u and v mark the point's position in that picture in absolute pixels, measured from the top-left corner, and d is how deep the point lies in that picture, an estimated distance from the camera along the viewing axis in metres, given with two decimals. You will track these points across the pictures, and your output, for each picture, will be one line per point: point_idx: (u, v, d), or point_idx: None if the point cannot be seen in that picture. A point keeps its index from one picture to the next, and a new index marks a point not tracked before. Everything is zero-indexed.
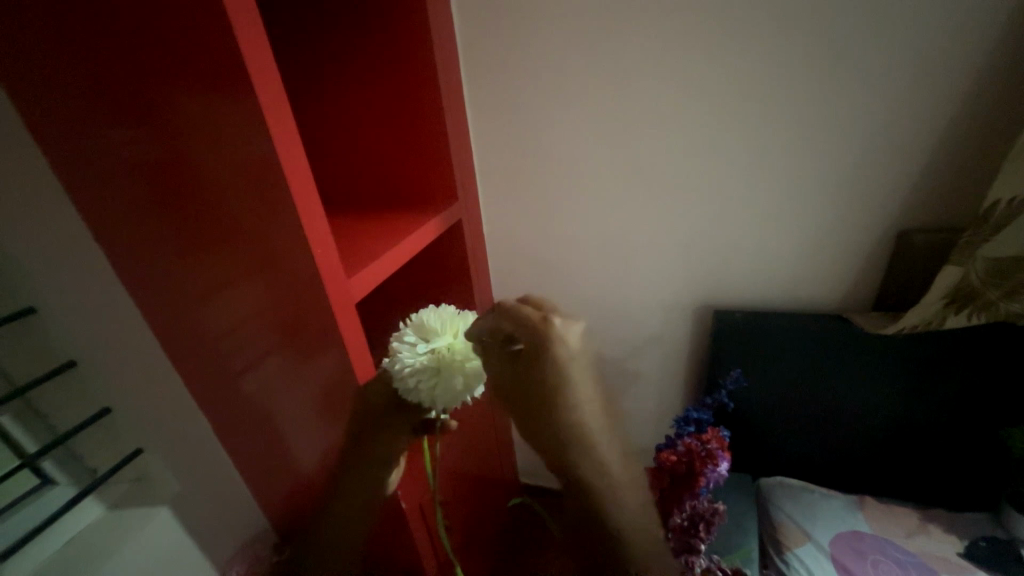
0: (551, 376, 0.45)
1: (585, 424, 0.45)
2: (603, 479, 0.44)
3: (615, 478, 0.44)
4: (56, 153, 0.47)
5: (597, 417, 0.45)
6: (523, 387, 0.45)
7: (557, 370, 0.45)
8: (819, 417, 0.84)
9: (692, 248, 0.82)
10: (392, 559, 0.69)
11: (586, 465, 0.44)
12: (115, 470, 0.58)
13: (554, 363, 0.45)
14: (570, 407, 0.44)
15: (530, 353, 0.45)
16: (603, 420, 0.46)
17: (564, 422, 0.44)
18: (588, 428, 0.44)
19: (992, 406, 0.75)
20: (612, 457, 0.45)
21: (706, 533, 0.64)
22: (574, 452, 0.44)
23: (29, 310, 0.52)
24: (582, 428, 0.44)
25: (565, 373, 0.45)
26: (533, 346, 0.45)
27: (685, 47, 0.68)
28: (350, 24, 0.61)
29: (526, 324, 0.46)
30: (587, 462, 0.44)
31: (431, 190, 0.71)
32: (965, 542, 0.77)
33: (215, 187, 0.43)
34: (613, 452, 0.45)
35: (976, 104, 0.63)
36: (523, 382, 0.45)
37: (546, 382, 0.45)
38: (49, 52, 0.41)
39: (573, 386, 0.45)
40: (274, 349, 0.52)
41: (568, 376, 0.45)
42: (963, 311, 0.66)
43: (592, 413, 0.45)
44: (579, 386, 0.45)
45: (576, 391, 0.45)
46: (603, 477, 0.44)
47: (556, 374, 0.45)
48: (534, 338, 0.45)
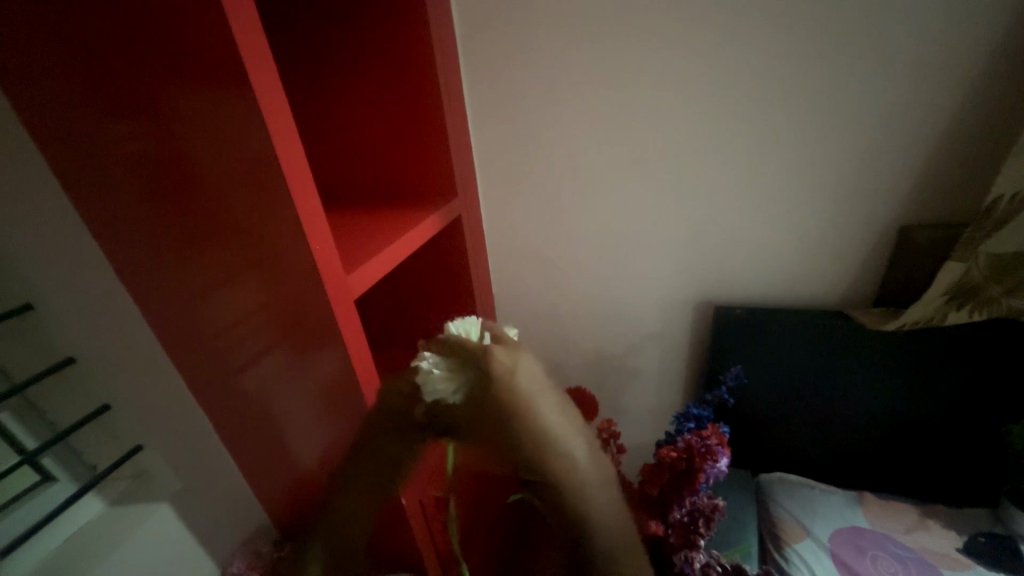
0: (501, 395, 0.40)
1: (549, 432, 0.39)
2: (578, 482, 0.39)
3: (591, 482, 0.39)
4: (52, 150, 0.47)
5: (561, 423, 0.41)
6: (478, 414, 0.41)
7: (505, 388, 0.40)
8: (819, 413, 0.84)
9: (691, 244, 0.82)
10: (391, 552, 0.70)
11: (558, 472, 0.39)
12: (114, 467, 0.58)
13: (501, 383, 0.41)
14: (532, 430, 0.39)
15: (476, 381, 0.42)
16: (572, 429, 0.41)
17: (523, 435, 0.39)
18: (554, 434, 0.39)
19: (991, 402, 0.76)
20: (582, 460, 0.40)
21: (705, 529, 0.65)
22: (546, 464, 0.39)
23: (26, 307, 0.51)
24: (546, 439, 0.39)
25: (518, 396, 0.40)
26: (478, 372, 0.43)
27: (686, 41, 0.67)
28: (348, 20, 0.61)
29: (470, 353, 0.44)
30: (558, 468, 0.39)
31: (431, 186, 0.70)
32: (965, 538, 0.77)
33: (213, 182, 0.43)
34: (586, 460, 0.40)
35: (977, 101, 0.63)
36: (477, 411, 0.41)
37: (497, 402, 0.40)
38: (43, 47, 0.40)
39: (528, 398, 0.40)
40: (273, 346, 0.52)
41: (520, 388, 0.41)
42: (963, 308, 0.67)
43: (558, 429, 0.40)
44: (538, 406, 0.40)
45: (531, 403, 0.40)
46: (578, 482, 0.39)
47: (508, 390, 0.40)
48: (479, 363, 0.43)
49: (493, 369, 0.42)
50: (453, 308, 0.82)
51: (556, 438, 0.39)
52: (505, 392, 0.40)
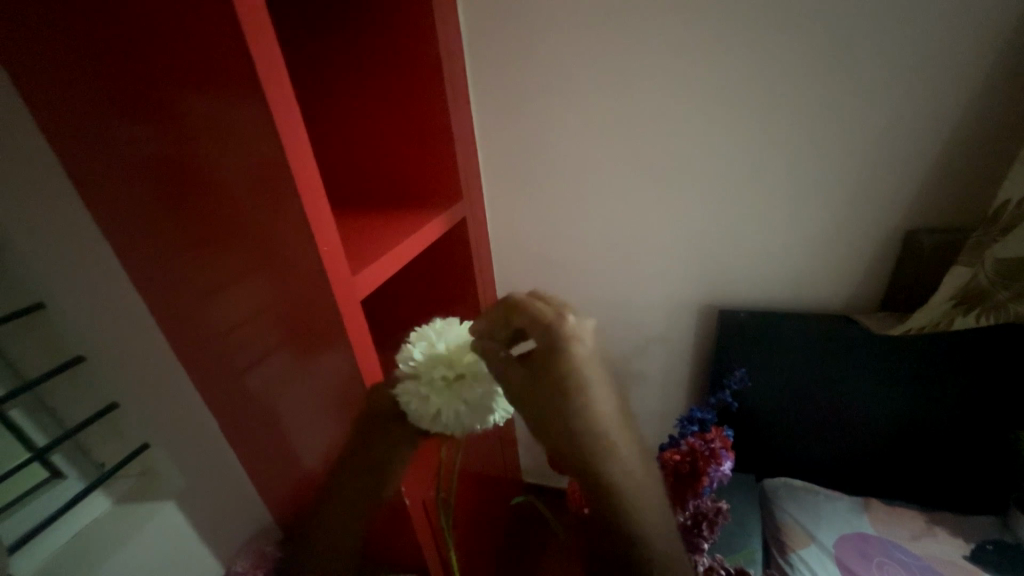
0: (564, 378, 0.41)
1: (602, 421, 0.42)
2: (626, 473, 0.41)
3: (638, 481, 0.42)
4: (66, 151, 0.47)
5: (616, 415, 0.43)
6: (535, 389, 0.41)
7: (574, 369, 0.41)
8: (825, 418, 0.84)
9: (696, 248, 0.82)
10: (392, 554, 0.70)
11: (606, 467, 0.41)
12: (121, 464, 0.59)
13: (571, 358, 0.41)
14: (590, 422, 0.41)
15: (545, 350, 0.42)
16: (623, 425, 0.43)
17: (584, 427, 0.41)
18: (606, 428, 0.42)
19: (999, 408, 0.75)
20: (630, 452, 0.43)
21: (708, 532, 0.63)
22: (596, 457, 0.41)
23: (36, 305, 0.52)
24: (600, 434, 0.41)
25: (581, 383, 0.41)
26: (548, 340, 0.42)
27: (690, 45, 0.68)
28: (356, 26, 0.62)
29: (546, 321, 0.42)
30: (608, 469, 0.41)
31: (436, 189, 0.71)
32: (972, 545, 0.76)
33: (221, 183, 0.43)
34: (634, 456, 0.43)
35: (982, 107, 0.63)
36: (539, 380, 0.41)
37: (564, 382, 0.41)
38: (60, 50, 0.41)
39: (592, 384, 0.42)
40: (279, 346, 0.53)
41: (584, 367, 0.42)
42: (970, 313, 0.65)
43: (611, 425, 0.42)
44: (596, 397, 0.42)
45: (593, 387, 0.42)
46: (628, 473, 0.42)
47: (577, 376, 0.41)
48: (548, 334, 0.42)
49: (566, 340, 0.42)
50: (457, 309, 0.83)
51: (609, 438, 0.41)
52: (573, 371, 0.41)
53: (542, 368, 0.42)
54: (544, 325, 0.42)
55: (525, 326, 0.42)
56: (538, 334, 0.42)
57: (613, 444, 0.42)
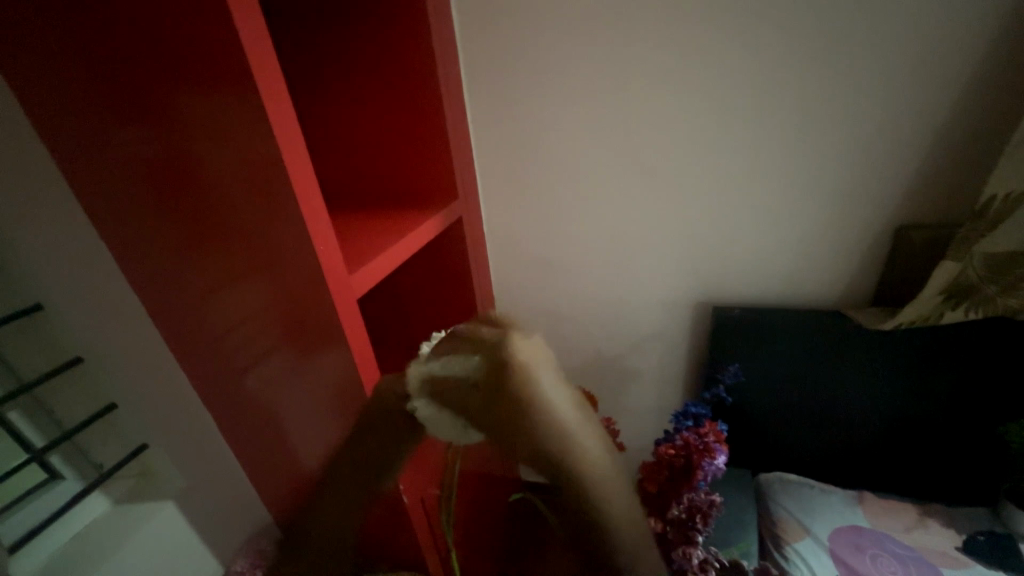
0: (517, 389, 0.41)
1: (565, 430, 0.41)
2: (597, 477, 0.41)
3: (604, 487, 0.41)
4: (61, 152, 0.48)
5: (579, 425, 0.42)
6: (491, 403, 0.42)
7: (521, 381, 0.41)
8: (818, 412, 0.85)
9: (689, 246, 0.83)
10: (392, 552, 0.70)
11: (571, 471, 0.41)
12: (120, 465, 0.59)
13: (518, 374, 0.41)
14: (551, 431, 0.40)
15: (490, 366, 0.42)
16: (588, 430, 0.43)
17: (547, 434, 0.40)
18: (570, 436, 0.41)
19: (989, 400, 0.76)
20: (593, 459, 0.42)
21: (703, 525, 0.64)
22: (562, 463, 0.40)
23: (36, 307, 0.53)
24: (567, 440, 0.40)
25: (533, 393, 0.41)
26: (492, 358, 0.43)
27: (685, 42, 0.68)
28: (351, 28, 0.62)
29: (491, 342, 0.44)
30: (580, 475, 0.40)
31: (431, 188, 0.71)
32: (964, 536, 0.77)
33: (218, 184, 0.44)
34: (603, 459, 0.42)
35: (969, 104, 0.64)
36: (493, 396, 0.42)
37: (516, 395, 0.41)
38: (56, 52, 0.42)
39: (550, 399, 0.41)
40: (276, 347, 0.53)
41: (535, 383, 0.41)
42: (960, 307, 0.68)
43: (576, 430, 0.41)
44: (555, 404, 0.41)
45: (548, 396, 0.42)
46: (597, 482, 0.41)
47: (529, 392, 0.41)
48: (493, 350, 0.43)
49: (509, 357, 0.42)
50: (454, 308, 0.83)
51: (575, 443, 0.41)
52: (524, 384, 0.41)
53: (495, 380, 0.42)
54: (489, 346, 0.44)
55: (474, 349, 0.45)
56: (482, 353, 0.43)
57: (580, 448, 0.41)
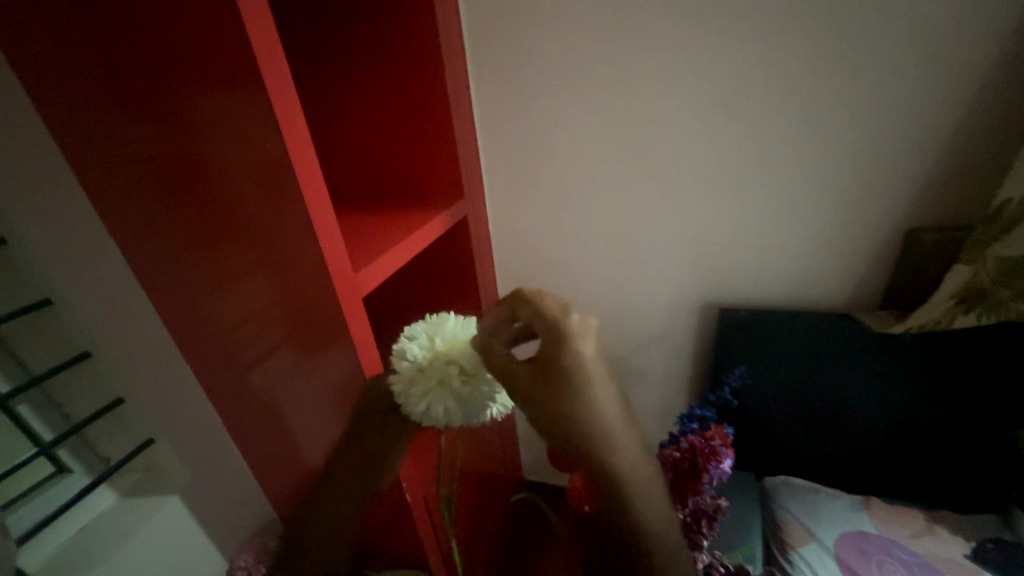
0: (569, 373, 0.41)
1: (606, 423, 0.41)
2: (627, 475, 0.42)
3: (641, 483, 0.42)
4: (71, 149, 0.48)
5: (618, 419, 0.43)
6: (539, 382, 0.41)
7: (575, 365, 0.41)
8: (825, 416, 0.84)
9: (695, 247, 0.82)
10: (394, 550, 0.70)
11: (608, 463, 0.41)
12: (127, 459, 0.60)
13: (573, 357, 0.41)
14: (594, 420, 0.41)
15: (547, 345, 0.42)
16: (625, 425, 0.43)
17: (590, 422, 0.40)
18: (609, 428, 0.41)
19: (999, 406, 0.75)
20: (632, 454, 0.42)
21: (708, 530, 0.64)
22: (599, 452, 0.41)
23: (46, 301, 0.53)
24: (606, 432, 0.41)
25: (583, 381, 0.41)
26: (550, 337, 0.42)
27: (692, 44, 0.68)
28: (359, 27, 0.62)
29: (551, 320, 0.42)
30: (613, 466, 0.41)
31: (437, 187, 0.71)
32: (972, 544, 0.76)
33: (225, 182, 0.44)
34: (636, 455, 0.43)
35: (982, 106, 0.63)
36: (542, 374, 0.42)
37: (567, 379, 0.41)
38: (66, 48, 0.42)
39: (597, 388, 0.42)
40: (281, 344, 0.53)
41: (586, 371, 0.41)
42: (971, 311, 0.65)
43: (615, 424, 0.42)
44: (601, 396, 0.42)
45: (595, 386, 0.42)
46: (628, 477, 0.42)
47: (580, 380, 0.41)
48: (550, 331, 0.42)
49: (567, 340, 0.42)
50: (458, 308, 0.83)
51: (613, 436, 0.41)
52: (578, 369, 0.41)
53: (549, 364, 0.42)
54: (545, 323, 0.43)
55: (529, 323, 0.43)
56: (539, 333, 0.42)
57: (617, 442, 0.42)
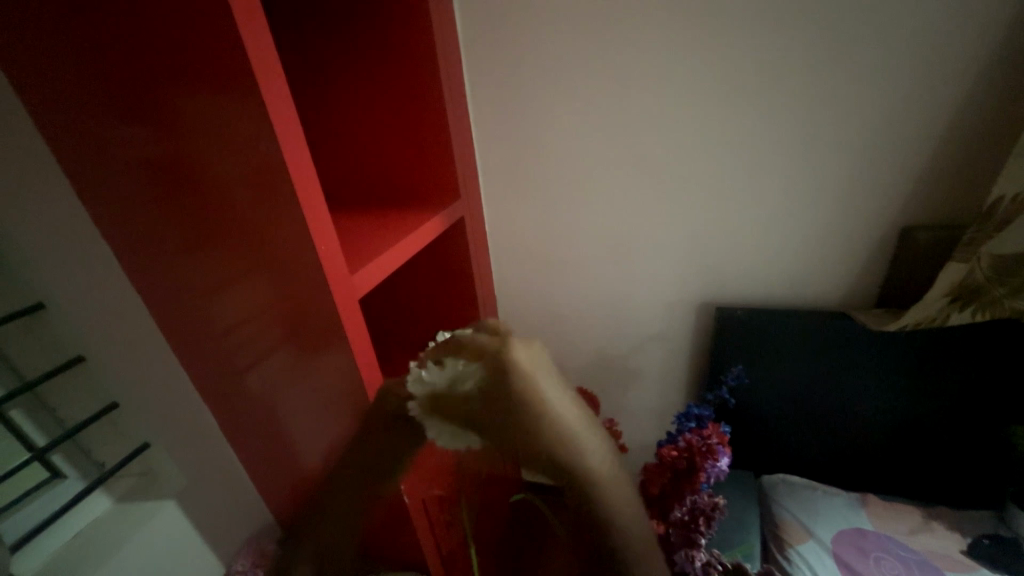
0: (521, 391, 0.43)
1: (569, 430, 0.43)
2: (603, 474, 0.42)
3: (610, 475, 0.43)
4: (64, 152, 0.48)
5: (581, 424, 0.44)
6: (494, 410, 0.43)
7: (524, 384, 0.43)
8: (821, 413, 0.84)
9: (691, 246, 0.83)
10: (393, 552, 0.70)
11: (583, 465, 0.42)
12: (121, 464, 0.59)
13: (518, 379, 0.44)
14: (555, 432, 0.42)
15: (490, 374, 0.44)
16: (589, 428, 0.44)
17: (553, 435, 0.42)
18: (574, 435, 0.43)
19: (995, 403, 0.75)
20: (601, 453, 0.44)
21: (706, 528, 0.63)
22: (570, 461, 0.42)
23: (38, 305, 0.52)
24: (570, 438, 0.42)
25: (535, 397, 0.43)
26: (493, 365, 0.45)
27: (688, 44, 0.68)
28: (354, 28, 0.62)
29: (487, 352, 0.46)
30: (585, 469, 0.42)
31: (433, 188, 0.71)
32: (968, 539, 0.77)
33: (219, 183, 0.44)
34: (606, 458, 0.43)
35: (975, 105, 0.63)
36: (494, 403, 0.43)
37: (518, 399, 0.43)
38: (57, 50, 0.41)
39: (550, 402, 0.43)
40: (277, 346, 0.53)
41: (536, 386, 0.44)
42: (965, 310, 0.67)
43: (578, 427, 0.43)
44: (556, 407, 0.43)
45: (548, 399, 0.43)
46: (603, 478, 0.42)
47: (532, 396, 0.43)
48: (493, 357, 0.45)
49: (509, 364, 0.44)
50: (456, 309, 0.83)
51: (578, 438, 0.43)
52: (526, 388, 0.43)
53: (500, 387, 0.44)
54: (486, 354, 0.46)
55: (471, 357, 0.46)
56: (478, 366, 0.45)
57: (585, 445, 0.43)
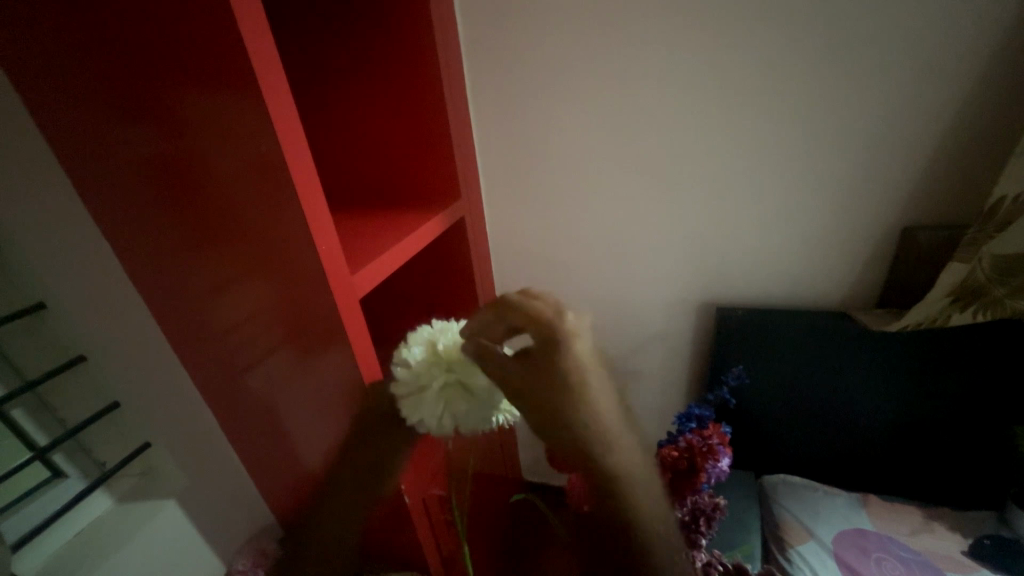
0: (568, 370, 0.42)
1: (604, 421, 0.43)
2: (628, 472, 0.44)
3: (635, 475, 0.44)
4: (64, 151, 0.48)
5: (615, 419, 0.45)
6: (537, 377, 0.42)
7: (574, 363, 0.42)
8: (821, 414, 0.84)
9: (692, 246, 0.82)
10: (393, 552, 0.70)
11: (612, 457, 0.43)
12: (121, 464, 0.59)
13: (570, 354, 0.42)
14: (591, 419, 0.42)
15: (543, 342, 0.42)
16: (622, 425, 0.45)
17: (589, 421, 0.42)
18: (608, 429, 0.43)
19: (996, 403, 0.75)
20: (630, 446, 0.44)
21: (707, 528, 0.63)
22: (598, 450, 0.42)
23: (39, 305, 0.52)
24: (603, 429, 0.43)
25: (581, 379, 0.43)
26: (546, 336, 0.43)
27: (688, 45, 0.68)
28: (355, 29, 0.62)
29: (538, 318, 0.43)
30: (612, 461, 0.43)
31: (434, 189, 0.71)
32: (970, 540, 0.77)
33: (220, 183, 0.44)
34: (635, 455, 0.45)
35: (976, 106, 0.63)
36: (541, 372, 0.42)
37: (565, 375, 0.42)
38: (58, 50, 0.41)
39: (595, 388, 0.43)
40: (279, 346, 0.53)
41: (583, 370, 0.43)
42: (967, 309, 0.66)
43: (612, 423, 0.44)
44: (598, 396, 0.44)
45: (593, 385, 0.43)
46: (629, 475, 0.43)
47: (579, 377, 0.43)
48: (545, 328, 0.43)
49: (561, 337, 0.43)
50: (456, 309, 0.83)
51: (611, 434, 0.43)
52: (575, 366, 0.42)
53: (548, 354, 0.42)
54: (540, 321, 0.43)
55: (524, 321, 0.43)
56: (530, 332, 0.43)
57: (616, 440, 0.44)
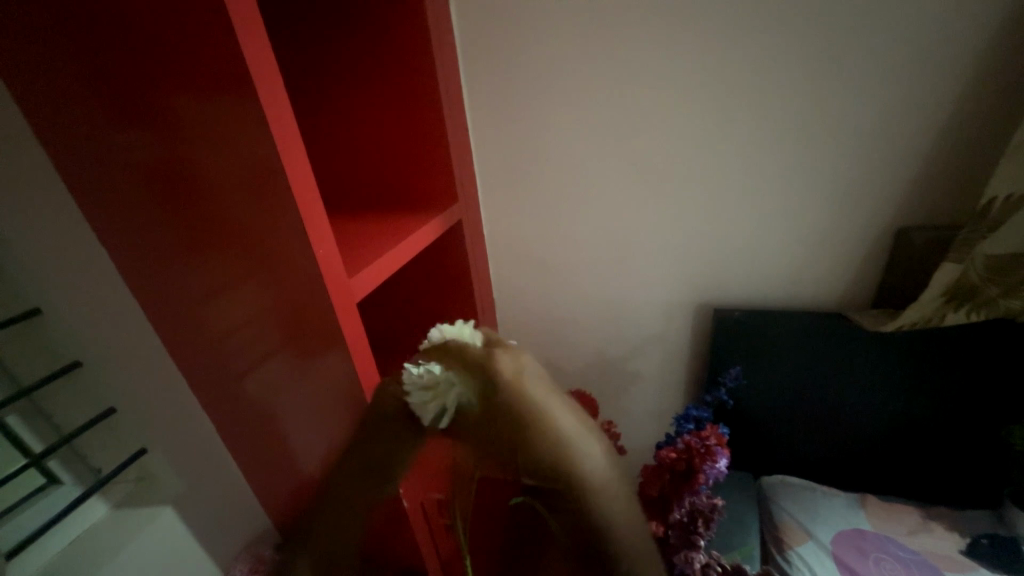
0: (511, 400, 0.43)
1: (564, 436, 0.43)
2: (597, 482, 0.42)
3: (604, 483, 0.43)
4: (60, 154, 0.48)
5: (577, 429, 0.44)
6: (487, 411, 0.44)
7: (516, 394, 0.44)
8: (819, 414, 0.84)
9: (689, 247, 0.83)
10: (391, 557, 0.70)
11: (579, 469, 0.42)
12: (118, 470, 0.58)
13: (510, 388, 0.44)
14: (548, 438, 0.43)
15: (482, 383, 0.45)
16: (586, 436, 0.45)
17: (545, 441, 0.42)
18: (569, 441, 0.43)
19: (992, 402, 0.75)
20: (590, 449, 0.44)
21: (705, 530, 0.64)
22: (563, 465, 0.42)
23: (34, 311, 0.52)
24: (563, 442, 0.42)
25: (528, 406, 0.43)
26: (484, 376, 0.45)
27: (684, 48, 0.69)
28: (352, 34, 0.63)
29: (474, 360, 0.47)
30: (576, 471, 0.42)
31: (430, 192, 0.71)
32: (968, 540, 0.77)
33: (217, 187, 0.44)
34: (602, 464, 0.43)
35: (968, 108, 0.64)
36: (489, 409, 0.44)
37: (510, 406, 0.43)
38: (53, 53, 0.41)
39: (547, 410, 0.44)
40: (276, 350, 0.53)
41: (528, 394, 0.44)
42: (960, 309, 0.67)
43: (571, 434, 0.43)
44: (553, 415, 0.44)
45: (544, 407, 0.44)
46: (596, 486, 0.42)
47: (525, 404, 0.43)
48: (483, 368, 0.46)
49: (498, 374, 0.45)
50: (454, 311, 0.83)
51: (570, 445, 0.43)
52: (516, 397, 0.44)
53: (489, 391, 0.45)
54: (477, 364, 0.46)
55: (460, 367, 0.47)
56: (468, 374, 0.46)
57: (578, 451, 0.43)
